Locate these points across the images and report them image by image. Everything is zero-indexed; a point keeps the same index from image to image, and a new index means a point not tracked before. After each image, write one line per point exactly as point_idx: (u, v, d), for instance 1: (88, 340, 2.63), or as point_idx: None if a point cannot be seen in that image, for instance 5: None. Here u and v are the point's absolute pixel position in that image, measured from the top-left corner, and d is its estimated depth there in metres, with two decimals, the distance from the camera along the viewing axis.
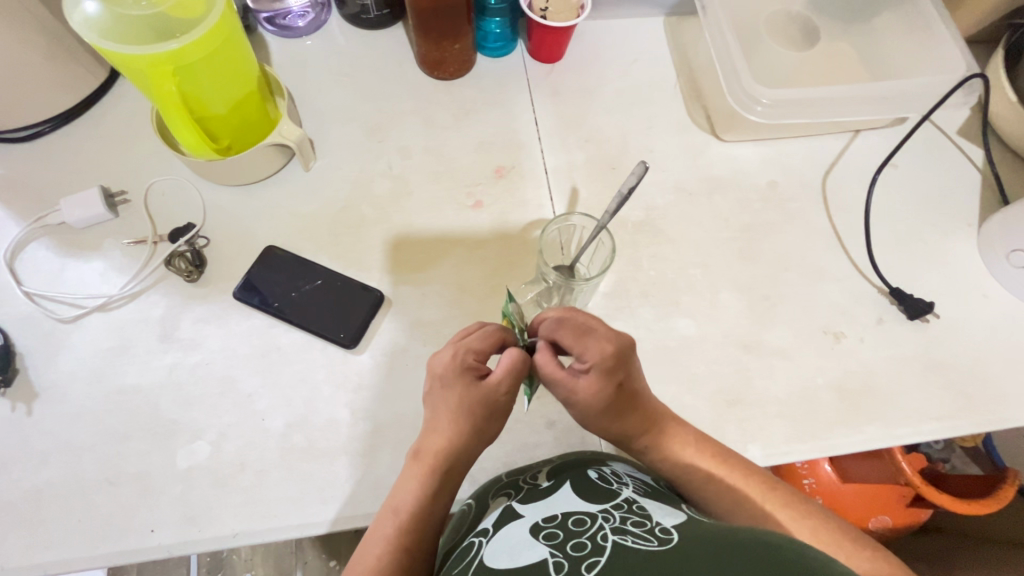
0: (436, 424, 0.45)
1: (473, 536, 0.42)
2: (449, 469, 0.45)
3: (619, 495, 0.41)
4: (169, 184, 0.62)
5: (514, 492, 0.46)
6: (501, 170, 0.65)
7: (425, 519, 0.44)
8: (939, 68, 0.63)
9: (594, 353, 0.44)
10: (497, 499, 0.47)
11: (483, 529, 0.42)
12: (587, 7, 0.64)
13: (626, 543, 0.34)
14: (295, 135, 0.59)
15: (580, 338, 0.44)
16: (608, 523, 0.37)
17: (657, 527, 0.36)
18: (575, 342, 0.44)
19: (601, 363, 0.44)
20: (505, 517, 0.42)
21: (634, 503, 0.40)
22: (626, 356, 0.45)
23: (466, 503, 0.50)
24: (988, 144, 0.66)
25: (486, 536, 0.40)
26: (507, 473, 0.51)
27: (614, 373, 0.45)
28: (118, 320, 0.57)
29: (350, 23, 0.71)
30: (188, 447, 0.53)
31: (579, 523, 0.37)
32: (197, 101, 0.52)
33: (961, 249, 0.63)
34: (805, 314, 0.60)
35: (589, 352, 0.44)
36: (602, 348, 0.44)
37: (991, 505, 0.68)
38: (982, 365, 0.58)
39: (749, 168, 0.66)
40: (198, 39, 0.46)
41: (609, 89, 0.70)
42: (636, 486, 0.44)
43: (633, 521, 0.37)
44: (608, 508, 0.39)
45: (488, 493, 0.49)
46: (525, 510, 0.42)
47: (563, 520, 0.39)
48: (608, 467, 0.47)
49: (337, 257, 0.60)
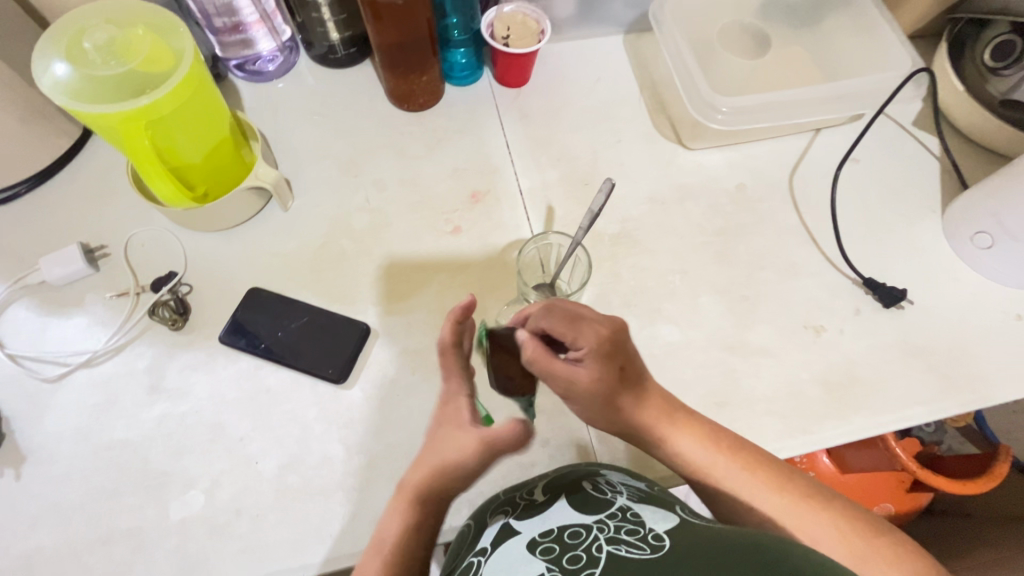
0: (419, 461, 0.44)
1: (473, 555, 0.42)
2: (421, 519, 0.44)
3: (613, 504, 0.42)
4: (149, 235, 0.62)
5: (511, 509, 0.46)
6: (477, 195, 0.66)
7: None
8: (887, 66, 0.65)
9: (589, 348, 0.43)
10: (495, 516, 0.47)
11: (482, 548, 0.42)
12: (548, 32, 0.66)
13: (620, 552, 0.34)
14: (272, 177, 0.60)
15: (577, 328, 0.44)
16: (602, 533, 0.37)
17: (650, 534, 0.37)
18: (568, 330, 0.44)
19: (597, 348, 0.43)
20: (503, 535, 0.42)
21: (628, 511, 0.41)
22: (622, 341, 0.44)
23: (465, 525, 0.50)
24: (942, 133, 0.68)
25: (484, 556, 0.41)
26: (505, 490, 0.51)
27: (611, 357, 0.44)
28: (104, 376, 0.57)
29: (319, 63, 0.73)
30: (182, 498, 0.52)
31: (574, 536, 0.38)
32: (170, 151, 0.52)
33: (927, 235, 0.65)
34: (785, 311, 0.61)
35: (583, 338, 0.43)
36: (596, 332, 0.44)
37: (987, 484, 0.69)
38: (960, 347, 0.59)
39: (718, 174, 0.68)
40: (169, 93, 0.47)
41: (575, 107, 0.72)
42: (630, 493, 0.45)
43: (627, 529, 0.37)
44: (602, 518, 0.40)
45: (486, 511, 0.49)
46: (522, 526, 0.42)
47: (559, 534, 0.39)
48: (602, 477, 0.48)
49: (322, 292, 0.61)
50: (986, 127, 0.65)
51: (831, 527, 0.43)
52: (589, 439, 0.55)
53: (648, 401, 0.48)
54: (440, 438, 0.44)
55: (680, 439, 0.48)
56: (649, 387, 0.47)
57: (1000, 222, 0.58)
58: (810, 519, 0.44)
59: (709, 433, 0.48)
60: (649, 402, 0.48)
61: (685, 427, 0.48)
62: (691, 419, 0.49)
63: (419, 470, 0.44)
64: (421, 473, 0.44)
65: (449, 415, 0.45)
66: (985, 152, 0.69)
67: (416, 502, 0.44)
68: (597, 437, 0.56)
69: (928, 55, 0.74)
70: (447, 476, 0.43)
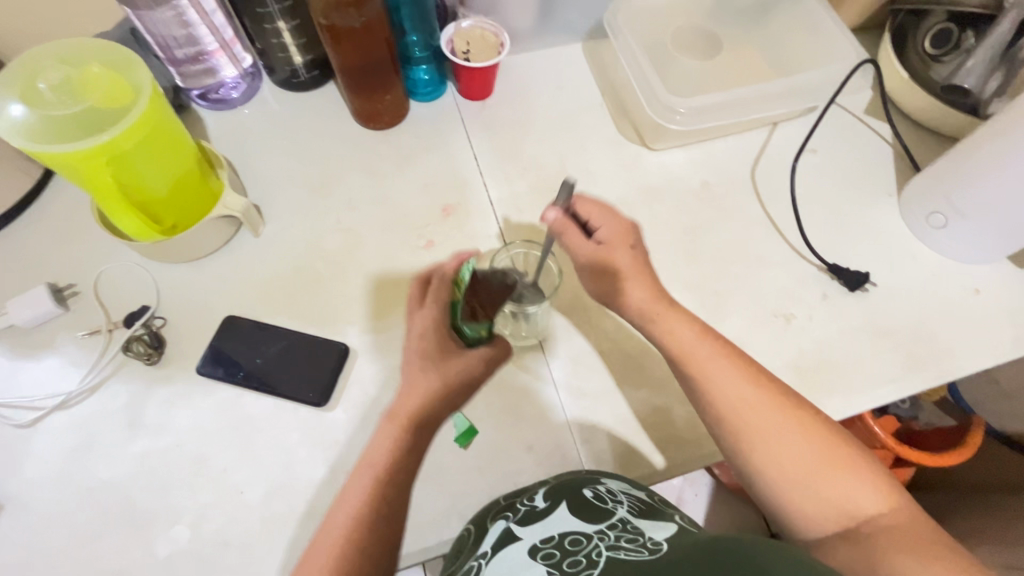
0: (414, 384, 0.49)
1: (475, 559, 0.45)
2: (413, 445, 0.48)
3: (614, 515, 0.43)
4: (120, 270, 0.62)
5: (512, 514, 0.47)
6: (448, 209, 0.67)
7: (389, 508, 0.45)
8: (834, 60, 0.68)
9: (616, 226, 0.53)
10: (496, 521, 0.47)
11: (484, 551, 0.45)
12: (507, 44, 0.68)
13: (620, 556, 0.37)
14: (240, 205, 0.60)
15: (606, 211, 0.54)
16: (603, 541, 0.40)
17: (649, 541, 0.39)
18: (602, 216, 0.54)
19: (614, 232, 0.53)
20: (504, 539, 0.44)
21: (629, 522, 0.42)
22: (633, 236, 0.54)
23: (466, 527, 0.52)
24: (892, 120, 0.71)
25: (486, 561, 0.43)
26: (506, 495, 0.52)
27: (627, 242, 0.53)
28: (79, 417, 0.56)
29: (282, 88, 0.73)
30: (168, 534, 0.51)
31: (575, 542, 0.41)
32: (135, 184, 0.52)
33: (886, 218, 0.67)
34: (756, 301, 0.63)
35: (605, 223, 0.53)
36: (612, 221, 0.53)
37: (962, 455, 0.72)
38: (924, 325, 0.61)
39: (682, 172, 0.70)
40: (130, 127, 0.48)
41: (540, 116, 0.73)
42: (630, 504, 0.46)
43: (627, 537, 0.40)
44: (603, 527, 0.42)
45: (487, 515, 0.50)
46: (524, 532, 0.44)
47: (560, 540, 0.42)
48: (603, 485, 0.48)
49: (299, 316, 0.61)
50: (933, 111, 0.68)
51: (804, 437, 0.45)
52: (574, 441, 0.56)
53: (643, 285, 0.52)
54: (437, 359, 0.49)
55: (676, 328, 0.50)
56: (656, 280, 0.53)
57: (951, 202, 0.61)
58: (785, 424, 0.45)
59: (704, 330, 0.50)
60: (644, 290, 0.52)
61: (682, 320, 0.51)
62: (686, 316, 0.51)
63: (416, 395, 0.48)
64: (419, 395, 0.48)
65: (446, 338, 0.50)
66: (934, 136, 0.72)
67: (409, 434, 0.48)
68: (581, 439, 0.56)
69: (873, 46, 0.77)
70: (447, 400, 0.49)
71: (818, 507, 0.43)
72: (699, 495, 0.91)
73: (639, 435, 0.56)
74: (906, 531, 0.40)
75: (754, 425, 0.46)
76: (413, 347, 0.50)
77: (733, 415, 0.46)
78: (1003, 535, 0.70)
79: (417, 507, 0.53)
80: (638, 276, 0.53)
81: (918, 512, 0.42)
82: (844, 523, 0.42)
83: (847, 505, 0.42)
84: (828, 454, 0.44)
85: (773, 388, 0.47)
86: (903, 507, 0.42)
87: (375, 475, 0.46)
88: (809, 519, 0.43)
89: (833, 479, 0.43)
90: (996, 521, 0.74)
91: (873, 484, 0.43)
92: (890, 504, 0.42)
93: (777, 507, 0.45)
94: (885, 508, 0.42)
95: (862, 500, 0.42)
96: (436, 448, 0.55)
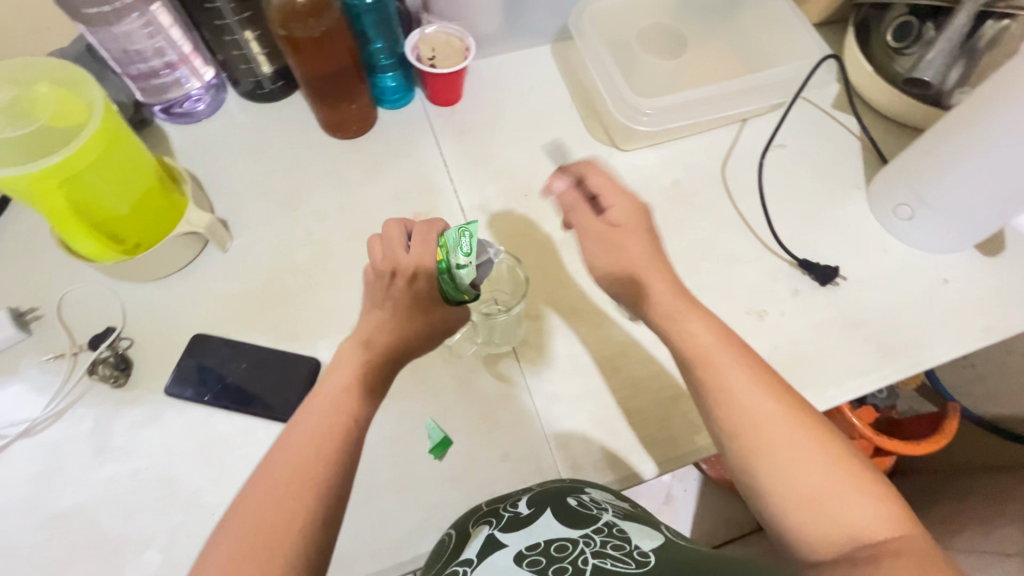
0: (374, 322, 0.50)
1: (457, 565, 0.42)
2: (371, 382, 0.48)
3: (600, 520, 0.43)
4: (83, 291, 0.61)
5: (495, 520, 0.46)
6: (418, 217, 0.67)
7: (346, 433, 0.43)
8: (799, 55, 0.68)
9: (626, 203, 0.53)
10: (478, 526, 0.46)
11: (466, 559, 0.42)
12: (472, 49, 0.67)
13: (606, 565, 0.36)
14: (205, 222, 0.60)
15: (616, 189, 0.54)
16: (588, 547, 0.38)
17: (635, 551, 0.38)
18: (615, 196, 0.53)
19: (626, 214, 0.53)
20: (489, 546, 0.42)
21: (615, 527, 0.42)
22: (645, 217, 0.53)
23: (446, 533, 0.50)
24: (859, 113, 0.71)
25: (468, 568, 0.40)
26: (489, 502, 0.51)
27: (641, 226, 0.53)
28: (45, 444, 0.54)
29: (248, 99, 0.72)
30: (138, 559, 0.50)
31: (561, 549, 0.39)
32: (92, 206, 0.51)
33: (855, 212, 0.67)
34: (728, 299, 0.63)
35: (615, 202, 0.53)
36: (625, 205, 0.53)
37: (939, 442, 0.73)
38: (895, 316, 0.62)
39: (653, 171, 0.70)
40: (82, 147, 0.47)
41: (509, 120, 0.73)
42: (615, 511, 0.46)
43: (613, 544, 0.39)
44: (589, 532, 0.41)
45: (469, 521, 0.49)
46: (508, 539, 0.42)
47: (545, 547, 0.40)
48: (587, 494, 0.48)
49: (269, 331, 0.60)
50: (897, 104, 0.68)
51: (821, 451, 0.41)
52: (549, 447, 0.56)
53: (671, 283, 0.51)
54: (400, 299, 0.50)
55: (693, 327, 0.48)
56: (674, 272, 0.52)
57: (917, 193, 0.61)
58: (802, 436, 0.41)
59: (725, 334, 0.47)
60: (665, 287, 0.50)
61: (700, 319, 0.48)
62: (705, 315, 0.48)
63: (388, 331, 0.50)
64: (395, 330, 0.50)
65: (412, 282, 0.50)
66: (900, 127, 0.72)
67: (368, 367, 0.48)
68: (556, 445, 0.56)
69: (838, 40, 0.77)
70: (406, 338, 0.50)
71: (828, 538, 0.38)
72: (688, 491, 0.90)
73: (615, 438, 0.56)
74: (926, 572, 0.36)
75: (770, 438, 0.41)
76: (375, 288, 0.51)
77: (744, 424, 0.42)
78: (980, 518, 0.71)
79: (393, 520, 0.53)
80: (651, 268, 0.51)
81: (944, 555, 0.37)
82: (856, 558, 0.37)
83: (863, 538, 0.38)
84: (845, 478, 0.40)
85: (793, 398, 0.44)
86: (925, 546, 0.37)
87: (330, 405, 0.45)
88: (819, 549, 0.38)
89: (851, 501, 0.39)
90: (974, 505, 0.74)
91: (893, 516, 0.38)
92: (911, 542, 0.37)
93: (778, 527, 0.40)
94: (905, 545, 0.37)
95: (880, 534, 0.38)
96: (410, 460, 0.55)
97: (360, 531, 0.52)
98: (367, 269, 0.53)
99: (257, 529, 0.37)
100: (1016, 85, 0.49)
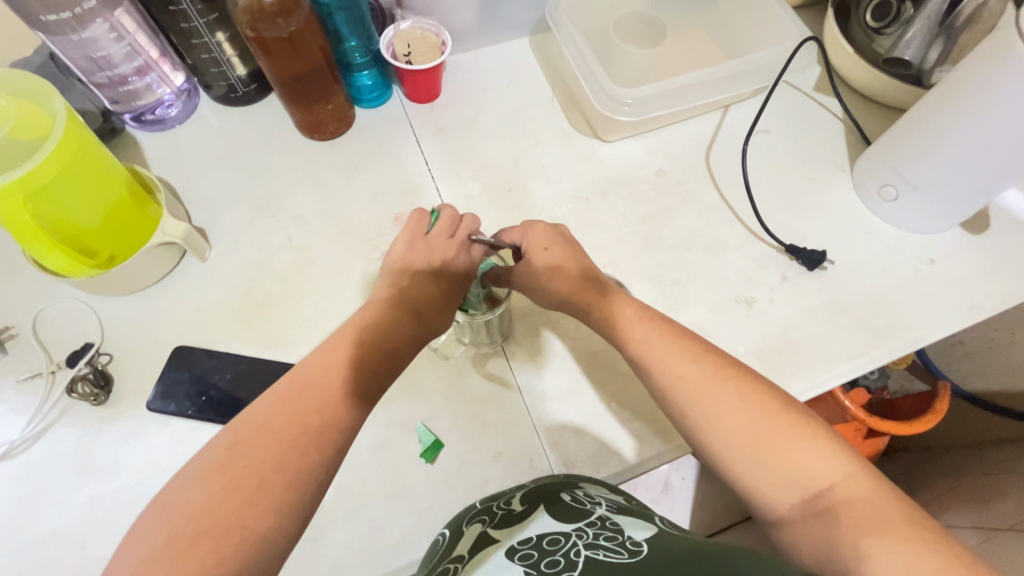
0: (401, 273, 0.51)
1: (449, 562, 0.42)
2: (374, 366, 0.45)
3: (592, 514, 0.42)
4: (59, 308, 0.59)
5: (488, 518, 0.45)
6: (401, 217, 0.65)
7: (361, 376, 0.44)
8: (778, 39, 0.68)
9: (536, 230, 0.53)
10: (471, 525, 0.46)
11: (458, 555, 0.42)
12: (448, 43, 0.66)
13: (598, 557, 0.35)
14: (181, 231, 0.58)
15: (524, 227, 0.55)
16: (581, 540, 0.38)
17: (628, 540, 0.38)
18: (524, 228, 0.54)
19: (535, 237, 0.53)
20: (481, 542, 0.42)
21: (607, 520, 0.41)
22: (560, 237, 0.54)
23: (440, 534, 0.49)
24: (841, 95, 0.71)
25: (459, 564, 0.40)
26: (482, 500, 0.50)
27: (552, 241, 0.53)
28: (24, 466, 0.53)
29: (221, 103, 0.71)
30: None
31: (553, 542, 0.39)
32: (62, 220, 0.50)
33: (840, 195, 0.67)
34: (716, 287, 0.62)
35: (529, 234, 0.53)
36: (539, 230, 0.53)
37: (932, 420, 0.73)
38: (884, 298, 0.62)
39: (637, 161, 0.69)
40: (46, 158, 0.45)
41: (489, 115, 0.71)
42: (609, 504, 0.45)
43: (605, 536, 0.38)
44: (582, 526, 0.40)
45: (462, 520, 0.48)
46: (501, 535, 0.42)
47: (538, 540, 0.40)
48: (580, 489, 0.48)
49: (251, 340, 0.59)
50: (879, 86, 0.68)
51: (741, 401, 0.42)
52: (540, 445, 0.55)
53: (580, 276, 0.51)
54: (419, 278, 0.50)
55: (614, 308, 0.50)
56: (587, 274, 0.52)
57: (899, 173, 0.61)
58: (718, 390, 0.43)
59: (642, 310, 0.49)
60: (573, 278, 0.51)
61: (621, 300, 0.50)
62: (621, 295, 0.51)
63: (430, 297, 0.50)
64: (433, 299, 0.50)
65: (455, 265, 0.52)
66: (883, 108, 0.72)
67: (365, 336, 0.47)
68: (548, 441, 0.55)
69: (818, 22, 0.76)
70: (409, 325, 0.48)
71: (775, 486, 0.40)
72: (685, 478, 0.90)
73: (607, 433, 0.56)
74: (868, 503, 0.37)
75: (693, 397, 0.43)
76: (422, 246, 0.52)
77: (682, 396, 0.43)
78: (973, 495, 0.71)
79: (385, 526, 0.52)
80: (567, 282, 0.51)
81: (883, 483, 0.38)
82: (802, 500, 0.39)
83: (802, 480, 0.39)
84: (783, 428, 0.40)
85: (711, 358, 0.45)
86: (866, 478, 0.38)
87: (337, 352, 0.45)
88: (768, 498, 0.40)
89: (778, 440, 0.40)
90: (968, 481, 0.75)
91: (833, 454, 0.39)
92: (851, 476, 0.39)
93: (729, 478, 0.42)
94: (846, 480, 0.38)
95: (822, 474, 0.39)
96: (401, 465, 0.54)
97: (353, 540, 0.51)
98: (417, 217, 0.54)
99: (252, 471, 0.37)
100: (996, 60, 0.48)
